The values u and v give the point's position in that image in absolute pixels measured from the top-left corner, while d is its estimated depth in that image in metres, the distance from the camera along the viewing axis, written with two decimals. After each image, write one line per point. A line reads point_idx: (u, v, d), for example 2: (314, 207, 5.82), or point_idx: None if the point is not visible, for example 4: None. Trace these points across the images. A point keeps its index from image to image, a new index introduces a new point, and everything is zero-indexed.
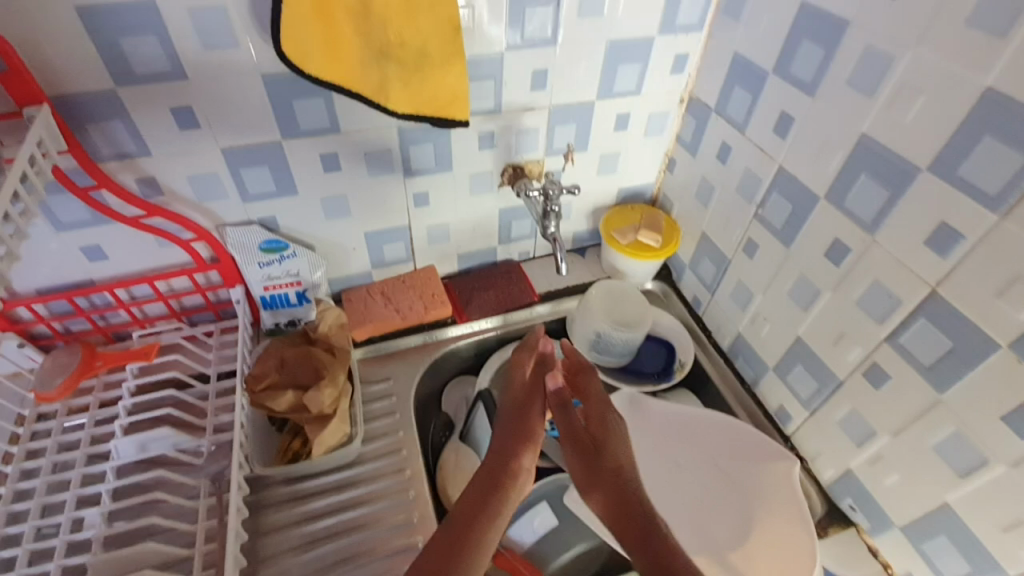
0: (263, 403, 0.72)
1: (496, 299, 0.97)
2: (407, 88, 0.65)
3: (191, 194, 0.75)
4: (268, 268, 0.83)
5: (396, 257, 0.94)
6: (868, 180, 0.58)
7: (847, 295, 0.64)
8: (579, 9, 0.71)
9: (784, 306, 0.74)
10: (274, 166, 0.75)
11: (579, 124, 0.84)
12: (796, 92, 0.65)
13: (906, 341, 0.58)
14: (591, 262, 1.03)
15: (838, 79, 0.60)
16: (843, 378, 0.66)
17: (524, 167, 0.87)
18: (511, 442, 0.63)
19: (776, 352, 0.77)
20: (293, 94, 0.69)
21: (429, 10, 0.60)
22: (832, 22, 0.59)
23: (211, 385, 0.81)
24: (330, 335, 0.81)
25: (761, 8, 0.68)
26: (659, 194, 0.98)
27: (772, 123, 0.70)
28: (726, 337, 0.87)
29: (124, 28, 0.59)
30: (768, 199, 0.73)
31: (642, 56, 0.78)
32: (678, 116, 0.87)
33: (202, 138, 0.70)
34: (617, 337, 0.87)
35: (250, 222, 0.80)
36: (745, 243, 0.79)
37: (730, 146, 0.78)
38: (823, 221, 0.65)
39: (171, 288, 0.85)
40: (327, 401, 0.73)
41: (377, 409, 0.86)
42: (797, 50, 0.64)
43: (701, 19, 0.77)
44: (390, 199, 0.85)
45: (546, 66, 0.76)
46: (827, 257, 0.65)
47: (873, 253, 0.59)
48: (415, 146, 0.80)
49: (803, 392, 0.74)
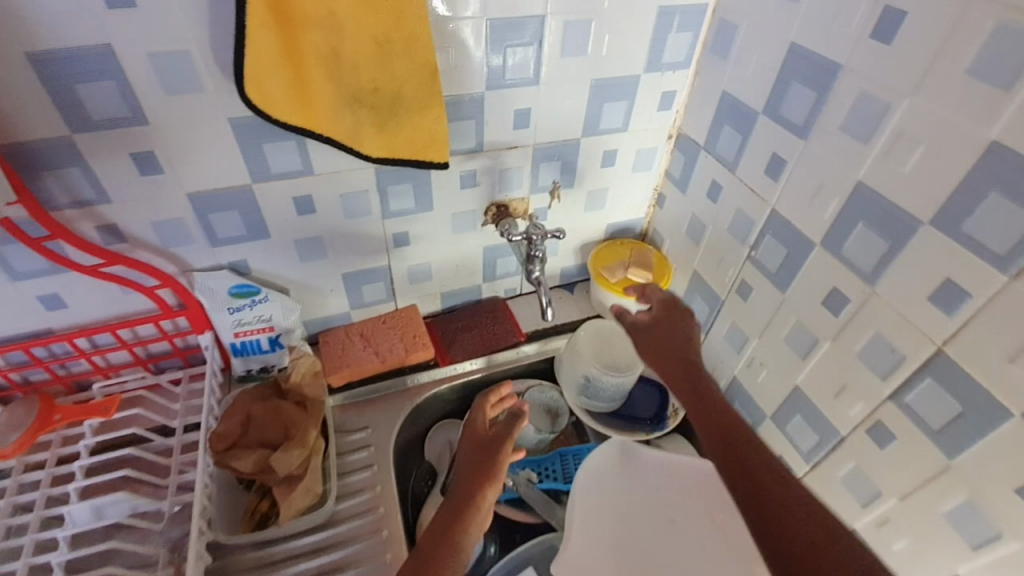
0: (227, 463, 0.67)
1: (481, 339, 0.93)
2: (382, 133, 0.62)
3: (155, 240, 0.71)
4: (239, 313, 0.79)
5: (376, 297, 0.90)
6: (866, 230, 0.56)
7: (847, 347, 0.61)
8: (562, 48, 0.69)
9: (781, 353, 0.70)
10: (244, 209, 0.72)
11: (565, 161, 0.81)
12: (787, 133, 0.63)
13: (913, 402, 0.55)
14: (580, 298, 0.99)
15: (831, 123, 0.58)
16: (846, 434, 0.64)
17: (508, 205, 0.84)
18: (474, 483, 0.66)
19: (774, 401, 0.73)
20: (263, 137, 0.66)
21: (404, 56, 0.57)
22: (824, 66, 0.57)
23: (176, 440, 0.76)
24: (302, 384, 0.76)
25: (750, 47, 0.66)
26: (649, 229, 0.95)
27: (764, 163, 0.67)
28: (722, 380, 0.83)
29: (79, 75, 0.56)
30: (761, 241, 0.70)
31: (628, 94, 0.76)
32: (667, 152, 0.85)
33: (166, 184, 0.66)
34: (607, 381, 0.82)
35: (219, 267, 0.76)
36: (738, 284, 0.76)
37: (720, 185, 0.75)
38: (820, 268, 0.62)
39: (136, 335, 0.80)
40: (294, 461, 0.68)
41: (354, 462, 0.81)
42: (787, 92, 0.62)
43: (687, 57, 0.75)
44: (368, 240, 0.81)
45: (529, 105, 0.73)
46: (825, 305, 0.62)
47: (874, 305, 0.57)
48: (393, 186, 0.76)
49: (804, 444, 0.70)
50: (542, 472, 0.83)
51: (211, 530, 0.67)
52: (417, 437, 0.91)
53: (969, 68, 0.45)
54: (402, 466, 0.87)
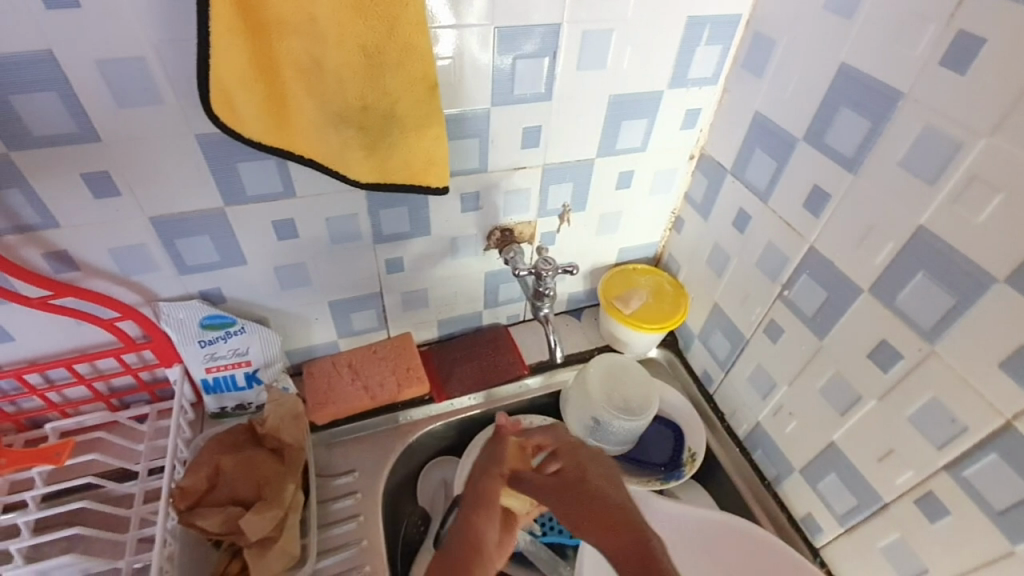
0: (190, 523, 0.60)
1: (480, 371, 0.84)
2: (371, 156, 0.54)
3: (113, 267, 0.63)
4: (211, 347, 0.70)
5: (366, 326, 0.81)
6: (925, 281, 0.50)
7: (897, 409, 0.55)
8: (578, 60, 0.61)
9: (814, 404, 0.64)
10: (216, 235, 0.63)
11: (577, 182, 0.74)
12: (833, 164, 0.56)
13: (974, 477, 0.49)
14: (588, 326, 0.91)
15: (887, 158, 0.51)
16: (889, 502, 0.58)
17: (513, 229, 0.76)
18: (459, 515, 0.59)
19: (804, 454, 0.67)
20: (237, 155, 0.58)
21: (398, 69, 0.49)
22: (881, 93, 0.50)
23: (137, 487, 0.68)
24: (278, 428, 0.68)
25: (789, 65, 0.59)
26: (664, 254, 0.87)
27: (803, 196, 0.60)
28: (743, 424, 0.76)
29: (17, 84, 0.48)
30: (795, 280, 0.63)
31: (648, 111, 0.69)
32: (688, 173, 0.77)
33: (124, 207, 0.58)
34: (620, 424, 0.75)
35: (189, 296, 0.68)
36: (766, 324, 0.68)
37: (749, 214, 0.68)
38: (866, 317, 0.55)
39: (96, 369, 0.72)
40: (267, 524, 0.60)
41: (339, 510, 0.73)
42: (834, 118, 0.55)
43: (716, 72, 0.67)
44: (357, 267, 0.73)
45: (539, 122, 0.66)
46: (871, 359, 0.56)
47: (931, 365, 0.51)
48: (386, 209, 0.68)
49: (838, 506, 0.64)
50: (545, 523, 0.75)
51: None
52: (408, 480, 0.82)
53: None
54: (392, 510, 0.79)
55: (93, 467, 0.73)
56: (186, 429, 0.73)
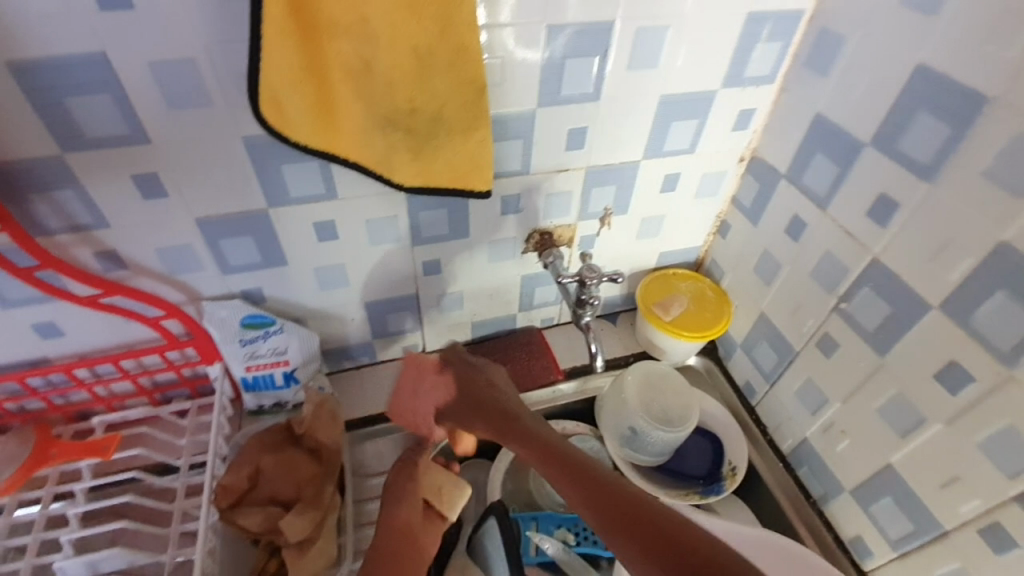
0: (232, 521, 0.61)
1: (514, 376, 0.83)
2: (418, 159, 0.53)
3: (160, 267, 0.63)
4: (251, 346, 0.71)
5: (402, 327, 0.81)
6: (1007, 301, 0.46)
7: (965, 435, 0.51)
8: (630, 59, 0.59)
9: (869, 424, 0.60)
10: (260, 235, 0.63)
11: (620, 185, 0.71)
12: (903, 173, 0.52)
13: None
14: (624, 331, 0.89)
15: (970, 167, 0.47)
16: (951, 530, 0.54)
17: (552, 232, 0.74)
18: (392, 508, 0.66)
19: (854, 474, 0.64)
20: (282, 157, 0.57)
21: (447, 71, 0.48)
22: (965, 97, 0.47)
23: (179, 481, 0.69)
24: (316, 429, 0.68)
25: (858, 64, 0.55)
26: (705, 259, 0.84)
27: (867, 204, 0.57)
28: (787, 438, 0.73)
29: (73, 88, 0.48)
30: (854, 293, 0.60)
31: (699, 112, 0.66)
32: (736, 176, 0.74)
33: (171, 207, 0.58)
34: (658, 435, 0.73)
35: (231, 295, 0.68)
36: (819, 337, 0.65)
37: (804, 221, 0.65)
38: (934, 336, 0.52)
39: (141, 365, 0.73)
40: (307, 526, 0.61)
41: (374, 511, 0.73)
42: (907, 123, 0.51)
43: (773, 70, 0.64)
44: (395, 268, 0.72)
45: (586, 124, 0.64)
46: (938, 381, 0.53)
47: (1009, 391, 0.47)
48: (426, 211, 0.67)
49: (892, 530, 0.61)
50: (579, 533, 0.74)
51: None
52: None
53: None
54: None
55: (137, 460, 0.74)
56: (226, 426, 0.74)
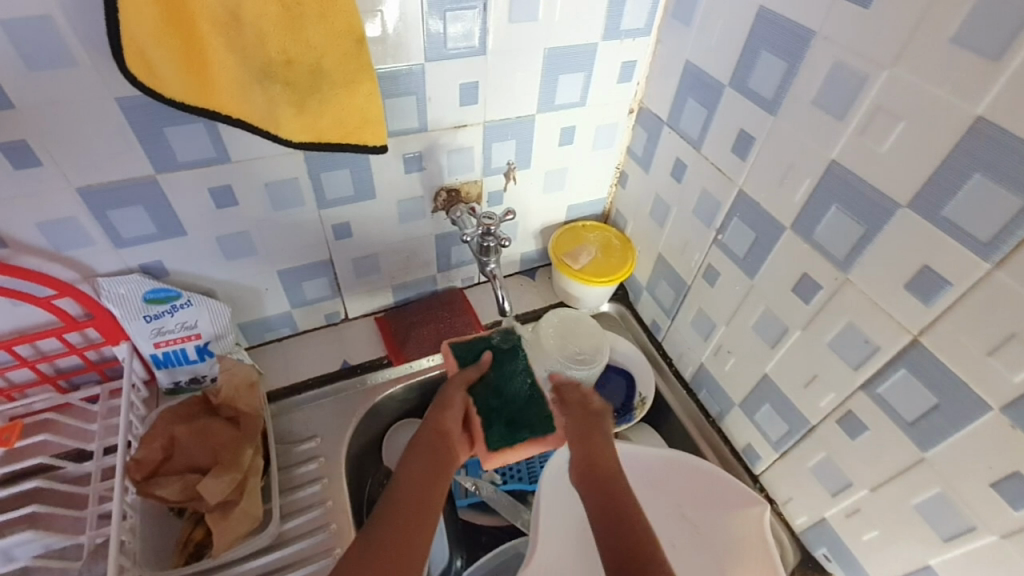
0: (149, 493, 0.61)
1: (437, 335, 0.86)
2: (303, 115, 0.54)
3: (46, 243, 0.61)
4: (158, 321, 0.69)
5: (320, 294, 0.81)
6: (839, 213, 0.52)
7: (817, 337, 0.58)
8: (509, 13, 0.61)
9: (748, 341, 0.67)
10: (151, 205, 0.62)
11: (519, 139, 0.74)
12: (756, 108, 0.58)
13: (887, 393, 0.52)
14: (542, 285, 0.94)
15: (804, 97, 0.53)
16: (816, 424, 0.61)
17: (459, 189, 0.77)
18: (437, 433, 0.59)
19: (741, 388, 0.71)
20: (163, 119, 0.56)
21: (320, 21, 0.49)
22: (795, 32, 0.52)
23: (93, 465, 0.67)
24: (235, 398, 0.69)
25: (714, 11, 0.60)
26: (611, 210, 0.90)
27: (731, 141, 0.62)
28: (689, 365, 0.80)
29: None
30: (727, 224, 0.66)
31: (584, 65, 0.69)
32: (628, 128, 0.79)
33: (49, 178, 0.56)
34: (572, 375, 0.77)
35: (129, 270, 0.67)
36: (704, 269, 0.72)
37: (685, 163, 0.70)
38: (789, 253, 0.58)
39: (39, 351, 0.70)
40: (226, 487, 0.62)
41: (302, 475, 0.74)
42: (754, 63, 0.57)
43: (648, 23, 0.68)
44: (303, 233, 0.72)
45: (476, 79, 0.66)
46: (795, 293, 0.59)
47: (846, 293, 0.53)
48: (327, 172, 0.67)
49: (772, 433, 0.68)
50: (506, 473, 0.80)
51: (136, 566, 0.60)
52: (373, 442, 0.84)
53: (954, 36, 0.40)
54: (358, 472, 0.80)
55: (47, 447, 0.72)
56: (139, 406, 0.73)
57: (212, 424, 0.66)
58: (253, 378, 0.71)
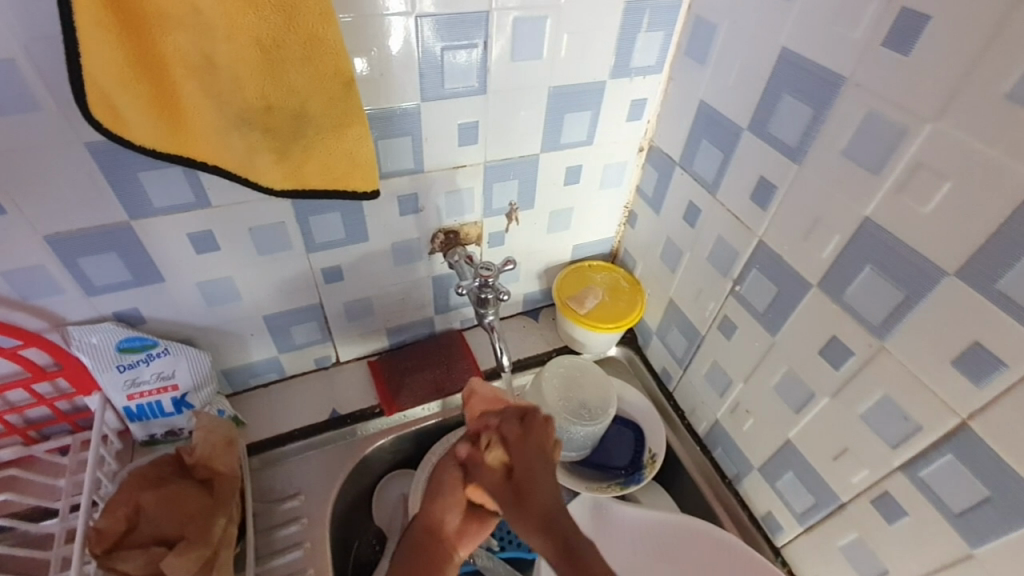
0: (110, 567, 0.55)
1: (433, 382, 0.81)
2: (283, 162, 0.49)
3: (10, 293, 0.56)
4: (132, 372, 0.65)
5: (308, 339, 0.77)
6: (874, 274, 0.47)
7: (849, 407, 0.52)
8: (512, 51, 0.57)
9: (769, 402, 0.62)
10: (126, 252, 0.58)
11: (522, 179, 0.70)
12: (777, 155, 0.53)
13: (930, 478, 0.47)
14: (545, 327, 0.89)
15: (832, 147, 0.48)
16: (847, 502, 0.55)
17: (458, 231, 0.72)
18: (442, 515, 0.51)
19: (762, 452, 0.65)
20: (138, 164, 0.52)
21: (302, 66, 0.44)
22: (822, 78, 0.48)
23: (56, 526, 0.62)
24: (210, 457, 0.64)
25: (731, 51, 0.56)
26: (619, 249, 0.85)
27: (749, 188, 0.58)
28: (702, 420, 0.75)
29: None
30: (746, 275, 0.61)
31: (591, 103, 0.65)
32: (637, 167, 0.75)
33: (12, 226, 0.52)
34: (578, 430, 0.72)
35: (102, 318, 0.62)
36: (719, 321, 0.67)
37: (699, 208, 0.66)
38: (815, 313, 0.53)
39: (7, 402, 0.66)
40: (191, 566, 0.56)
41: (284, 538, 0.68)
42: (776, 107, 0.52)
43: (660, 60, 0.64)
44: (290, 278, 0.68)
45: (475, 119, 0.62)
46: (823, 356, 0.54)
47: (882, 362, 0.48)
48: (317, 216, 0.63)
49: (796, 505, 0.62)
50: (504, 538, 0.75)
51: None
52: (363, 498, 0.79)
53: (1010, 92, 0.36)
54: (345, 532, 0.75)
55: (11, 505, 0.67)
56: (111, 460, 0.68)
57: (183, 489, 0.61)
58: (230, 435, 0.66)
